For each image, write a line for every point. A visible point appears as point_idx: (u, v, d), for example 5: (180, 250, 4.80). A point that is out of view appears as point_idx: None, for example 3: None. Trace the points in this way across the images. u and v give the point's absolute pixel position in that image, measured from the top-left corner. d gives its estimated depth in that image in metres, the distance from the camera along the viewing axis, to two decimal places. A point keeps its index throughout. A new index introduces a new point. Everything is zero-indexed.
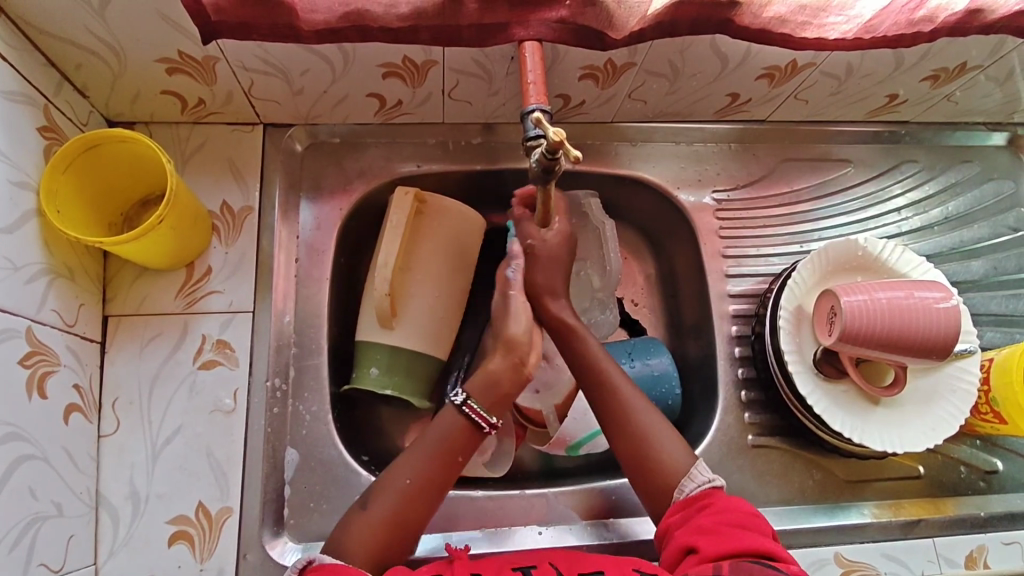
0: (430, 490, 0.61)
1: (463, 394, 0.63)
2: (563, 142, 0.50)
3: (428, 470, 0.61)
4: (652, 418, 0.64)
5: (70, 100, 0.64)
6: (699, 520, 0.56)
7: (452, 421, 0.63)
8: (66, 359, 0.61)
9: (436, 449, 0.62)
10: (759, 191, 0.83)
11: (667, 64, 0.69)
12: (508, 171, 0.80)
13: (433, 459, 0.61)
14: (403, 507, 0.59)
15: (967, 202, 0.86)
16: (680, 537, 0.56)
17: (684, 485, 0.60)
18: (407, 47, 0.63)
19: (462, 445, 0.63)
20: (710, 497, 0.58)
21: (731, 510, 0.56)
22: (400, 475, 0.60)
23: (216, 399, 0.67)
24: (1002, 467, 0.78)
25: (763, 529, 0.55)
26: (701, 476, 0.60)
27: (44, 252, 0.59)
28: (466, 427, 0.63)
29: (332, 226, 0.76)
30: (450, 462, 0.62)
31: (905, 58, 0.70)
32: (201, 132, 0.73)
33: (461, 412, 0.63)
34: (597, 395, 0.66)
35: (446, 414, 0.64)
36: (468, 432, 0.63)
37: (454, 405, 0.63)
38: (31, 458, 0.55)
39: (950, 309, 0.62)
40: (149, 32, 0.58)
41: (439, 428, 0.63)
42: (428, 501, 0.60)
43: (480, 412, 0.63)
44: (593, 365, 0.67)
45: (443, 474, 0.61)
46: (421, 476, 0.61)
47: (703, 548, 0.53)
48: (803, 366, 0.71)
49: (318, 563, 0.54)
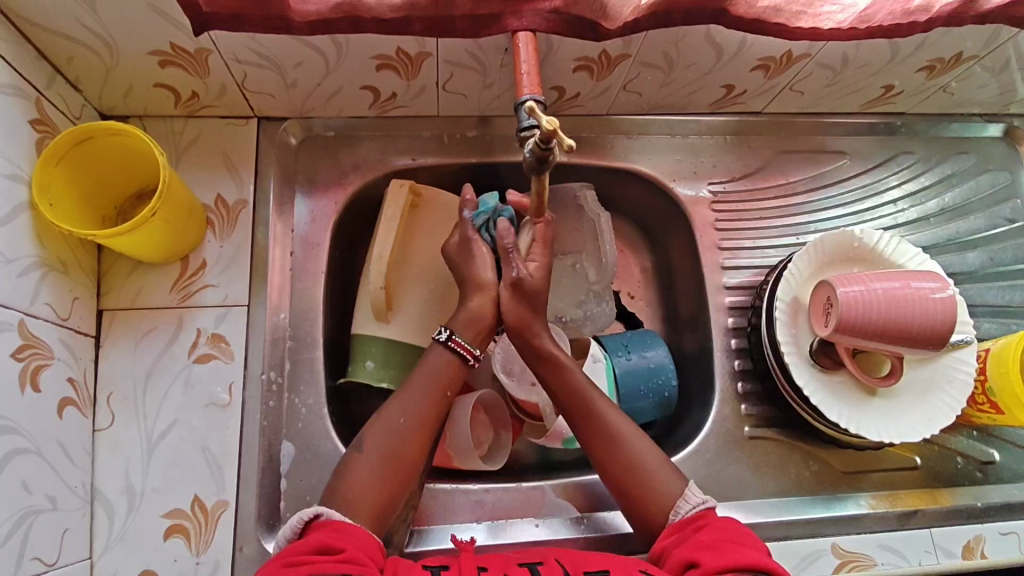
0: (425, 426, 0.62)
1: (446, 330, 0.66)
2: (556, 131, 0.50)
3: (420, 404, 0.62)
4: (637, 440, 0.64)
5: (63, 93, 0.64)
6: (698, 537, 0.56)
7: (439, 357, 0.65)
8: (59, 353, 0.61)
9: (427, 386, 0.63)
10: (754, 183, 0.83)
11: (662, 56, 0.69)
12: (503, 164, 0.80)
13: (425, 395, 0.63)
14: (398, 448, 0.60)
15: (964, 193, 0.86)
16: (679, 555, 0.55)
17: (678, 507, 0.60)
18: (400, 38, 0.63)
19: (452, 378, 0.65)
20: (705, 518, 0.58)
21: (731, 529, 0.56)
22: (393, 416, 0.61)
23: (211, 393, 0.67)
24: (999, 458, 0.78)
25: (760, 546, 0.55)
26: (695, 497, 0.60)
27: (37, 246, 0.59)
28: (455, 362, 0.65)
29: (327, 220, 0.75)
30: (441, 397, 0.63)
31: (901, 48, 0.70)
32: (195, 126, 0.73)
33: (449, 348, 0.65)
34: (581, 419, 0.65)
35: (433, 352, 0.65)
36: (455, 365, 0.65)
37: (439, 343, 0.65)
38: (24, 451, 0.55)
39: (947, 300, 0.62)
40: (140, 24, 0.58)
41: (428, 366, 0.65)
42: (423, 434, 0.61)
43: (463, 344, 0.66)
44: (576, 388, 0.66)
45: (436, 410, 0.63)
46: (414, 411, 0.62)
47: (704, 562, 0.53)
48: (799, 357, 0.70)
49: (326, 517, 0.54)
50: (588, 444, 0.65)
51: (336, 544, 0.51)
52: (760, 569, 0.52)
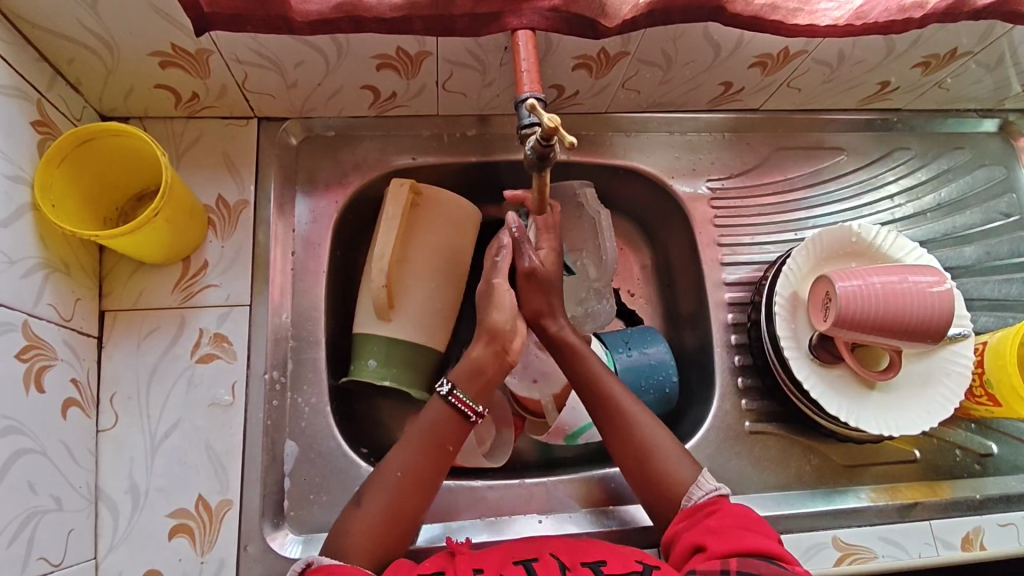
0: (423, 484, 0.61)
1: (448, 384, 0.64)
2: (558, 129, 0.51)
3: (420, 463, 0.61)
4: (649, 425, 0.65)
5: (64, 95, 0.64)
6: (707, 522, 0.57)
7: (439, 410, 0.63)
8: (63, 353, 0.61)
9: (427, 441, 0.62)
10: (752, 180, 0.84)
11: (661, 53, 0.69)
12: (503, 163, 0.80)
13: (425, 453, 0.62)
14: (397, 504, 0.60)
15: (960, 188, 0.86)
16: (688, 538, 0.57)
17: (691, 493, 0.61)
18: (401, 37, 0.63)
19: (453, 433, 0.63)
20: (718, 504, 0.59)
21: (741, 515, 0.57)
22: (390, 472, 0.61)
23: (214, 394, 0.67)
24: (997, 450, 0.79)
25: (770, 532, 0.56)
26: (709, 484, 0.61)
27: (39, 247, 0.59)
28: (453, 415, 0.63)
29: (328, 219, 0.76)
30: (440, 451, 0.62)
31: (896, 44, 0.71)
32: (196, 127, 0.73)
33: (448, 403, 0.63)
34: (595, 407, 0.67)
35: (433, 405, 0.64)
36: (456, 421, 0.63)
37: (440, 396, 0.64)
38: (29, 453, 0.55)
39: (945, 292, 0.63)
40: (141, 25, 0.58)
41: (426, 420, 0.63)
42: (422, 490, 0.61)
43: (466, 401, 0.64)
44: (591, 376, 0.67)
45: (435, 466, 0.62)
46: (412, 471, 0.61)
47: (710, 546, 0.54)
48: (799, 353, 0.71)
49: (317, 564, 0.55)
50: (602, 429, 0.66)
51: None
52: (766, 556, 0.53)
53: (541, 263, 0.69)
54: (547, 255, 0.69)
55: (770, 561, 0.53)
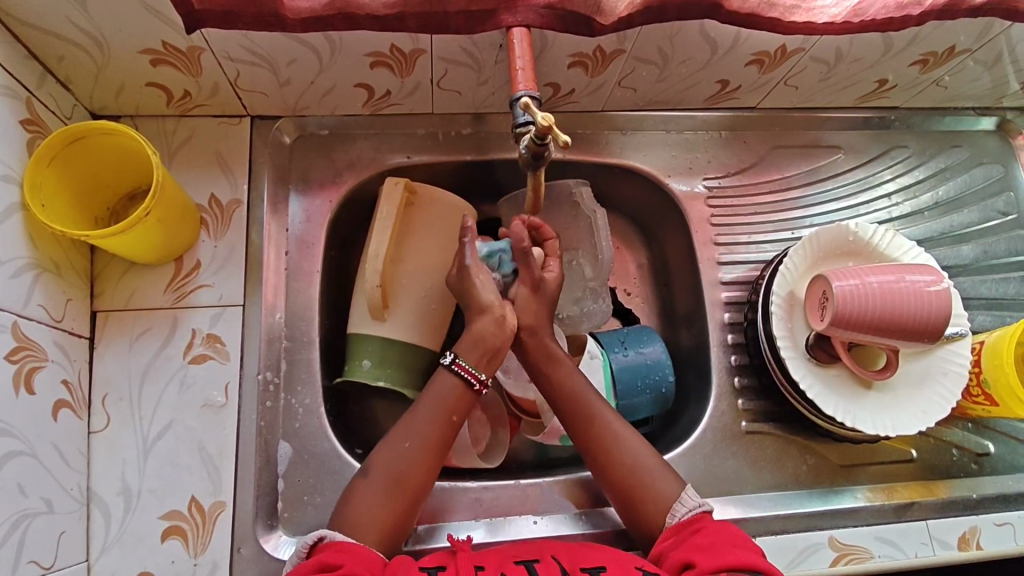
0: (431, 455, 0.61)
1: (450, 354, 0.64)
2: (552, 128, 0.50)
3: (428, 433, 0.61)
4: (632, 443, 0.65)
5: (54, 93, 0.63)
6: (695, 539, 0.57)
7: (446, 380, 0.64)
8: (53, 355, 0.60)
9: (435, 409, 0.62)
10: (749, 179, 0.83)
11: (657, 51, 0.69)
12: (498, 162, 0.79)
13: (432, 424, 0.62)
14: (404, 471, 0.60)
15: (958, 187, 0.86)
16: (676, 556, 0.56)
17: (675, 510, 0.61)
18: (394, 35, 0.62)
19: (456, 404, 0.63)
20: (701, 521, 0.59)
21: (727, 531, 0.57)
22: (396, 444, 0.61)
23: (207, 395, 0.66)
24: (993, 450, 0.78)
25: (754, 549, 0.56)
26: (692, 500, 0.61)
27: (29, 247, 0.58)
28: (459, 386, 0.64)
29: (322, 219, 0.75)
30: (446, 422, 0.62)
31: (894, 42, 0.70)
32: (188, 126, 0.72)
33: (451, 370, 0.64)
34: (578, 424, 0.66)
35: (440, 376, 0.64)
36: (462, 391, 0.64)
37: (443, 366, 0.64)
38: (19, 455, 0.55)
39: (942, 292, 0.62)
40: (131, 22, 0.58)
41: (434, 389, 0.64)
42: (431, 462, 0.61)
43: (468, 368, 0.64)
44: (572, 396, 0.67)
45: (443, 434, 0.62)
46: (420, 442, 0.61)
47: (700, 562, 0.54)
48: (795, 352, 0.71)
49: (329, 539, 0.55)
50: (584, 449, 0.66)
51: (336, 561, 0.52)
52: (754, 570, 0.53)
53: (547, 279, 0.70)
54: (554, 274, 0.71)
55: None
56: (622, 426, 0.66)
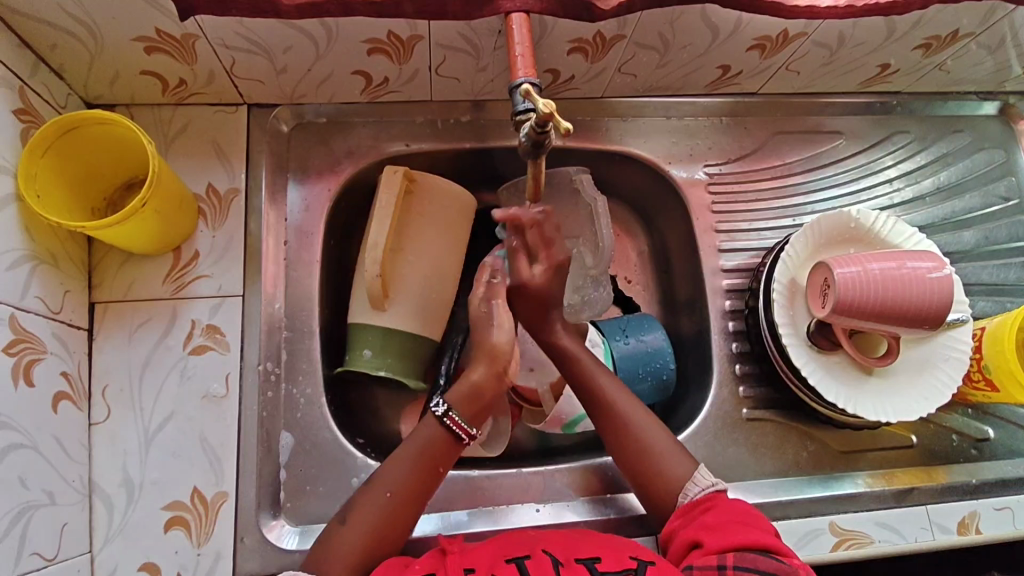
0: (411, 502, 0.60)
1: (444, 405, 0.62)
2: (553, 115, 0.50)
3: (411, 482, 0.60)
4: (646, 422, 0.66)
5: (47, 82, 0.63)
6: (703, 519, 0.58)
7: (432, 430, 0.62)
8: (52, 347, 0.60)
9: (418, 456, 0.61)
10: (749, 165, 0.83)
11: (657, 37, 0.68)
12: (498, 150, 0.79)
13: (416, 471, 0.61)
14: (387, 513, 0.59)
15: (959, 172, 0.85)
16: (685, 535, 0.58)
17: (687, 489, 0.61)
18: (391, 21, 0.62)
19: (444, 454, 0.62)
20: (713, 499, 0.59)
21: (736, 510, 0.57)
22: (379, 489, 0.60)
23: (207, 386, 0.66)
24: (993, 434, 0.79)
25: (766, 525, 0.57)
26: (705, 480, 0.61)
27: (25, 239, 0.58)
28: (447, 437, 0.62)
29: (321, 208, 0.74)
30: (432, 472, 0.62)
31: (897, 26, 0.69)
32: (183, 114, 0.72)
33: (443, 424, 0.62)
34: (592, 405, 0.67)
35: (427, 422, 0.63)
36: (445, 442, 0.62)
37: (435, 416, 0.62)
38: (19, 447, 0.55)
39: (943, 278, 0.62)
40: (123, 9, 0.57)
41: (418, 440, 0.62)
42: (408, 512, 0.60)
43: (459, 422, 0.63)
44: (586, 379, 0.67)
45: (423, 484, 0.61)
46: (402, 490, 0.60)
47: (707, 543, 0.55)
48: (797, 339, 0.70)
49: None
50: (597, 426, 0.67)
51: None
52: (762, 549, 0.53)
53: (533, 279, 0.66)
54: (542, 270, 0.66)
55: (768, 553, 0.53)
56: (640, 408, 0.66)
